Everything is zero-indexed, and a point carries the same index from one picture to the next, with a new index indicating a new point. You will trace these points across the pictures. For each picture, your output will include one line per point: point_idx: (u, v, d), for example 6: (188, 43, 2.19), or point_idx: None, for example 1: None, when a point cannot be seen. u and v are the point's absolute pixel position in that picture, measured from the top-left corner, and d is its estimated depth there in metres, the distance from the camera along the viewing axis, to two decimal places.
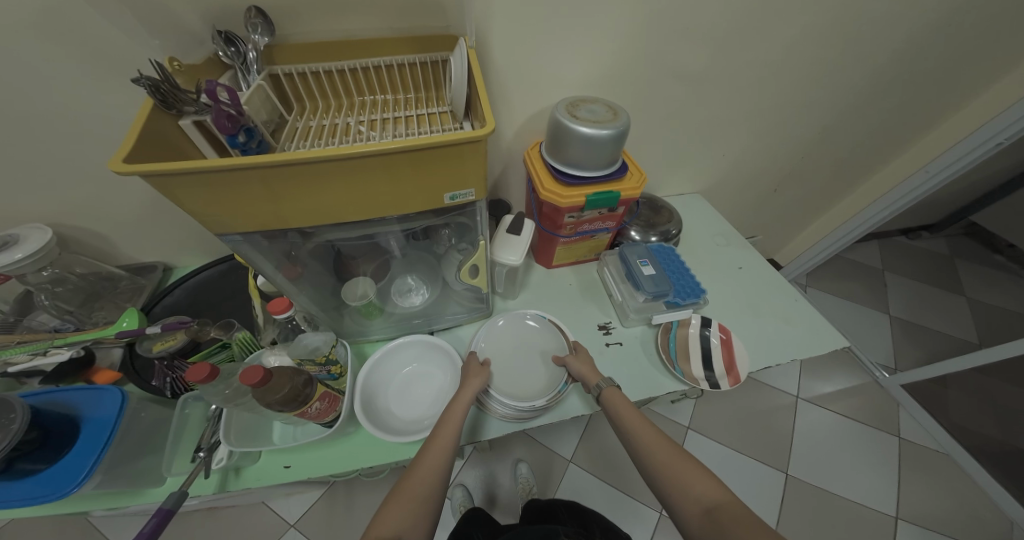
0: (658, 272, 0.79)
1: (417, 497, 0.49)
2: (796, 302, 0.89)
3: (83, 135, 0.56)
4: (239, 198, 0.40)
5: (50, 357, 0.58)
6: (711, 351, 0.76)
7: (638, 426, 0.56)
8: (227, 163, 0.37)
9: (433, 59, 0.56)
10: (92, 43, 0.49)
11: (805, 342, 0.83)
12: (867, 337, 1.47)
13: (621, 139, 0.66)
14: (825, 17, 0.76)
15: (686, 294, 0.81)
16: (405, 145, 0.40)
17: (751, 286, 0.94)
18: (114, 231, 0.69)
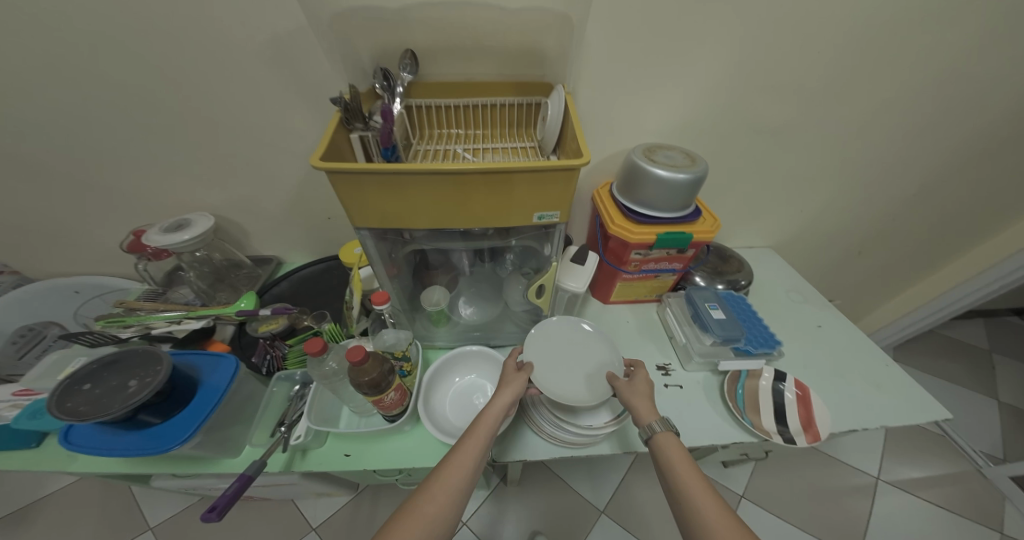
0: (728, 317, 0.79)
1: (431, 519, 0.48)
2: (886, 368, 0.84)
3: (248, 145, 0.71)
4: (381, 199, 0.50)
5: (184, 324, 0.70)
6: (785, 407, 0.74)
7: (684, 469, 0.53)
8: (384, 168, 0.46)
9: (530, 101, 0.64)
10: (276, 73, 0.64)
11: (897, 411, 0.77)
12: (967, 421, 1.28)
13: (697, 184, 0.70)
14: (919, 80, 0.77)
15: (760, 343, 0.79)
16: (519, 166, 0.47)
17: (831, 346, 0.89)
18: (245, 224, 0.83)
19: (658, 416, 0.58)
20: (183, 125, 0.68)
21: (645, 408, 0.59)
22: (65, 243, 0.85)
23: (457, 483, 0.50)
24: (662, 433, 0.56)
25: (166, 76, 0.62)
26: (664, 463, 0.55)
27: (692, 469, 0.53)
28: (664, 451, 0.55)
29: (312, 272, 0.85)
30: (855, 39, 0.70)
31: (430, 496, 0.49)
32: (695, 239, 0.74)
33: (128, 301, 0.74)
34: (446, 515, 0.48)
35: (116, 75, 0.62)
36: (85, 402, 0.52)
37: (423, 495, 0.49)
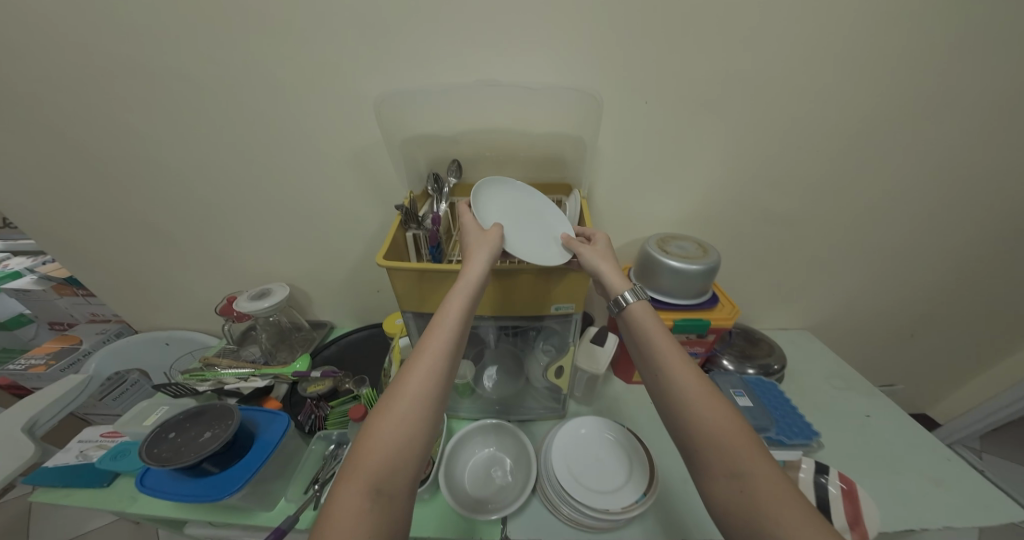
0: (756, 404, 0.80)
1: (392, 441, 0.46)
2: (947, 463, 0.77)
3: (318, 231, 0.86)
4: (429, 291, 0.59)
5: (249, 383, 0.81)
6: (829, 503, 0.67)
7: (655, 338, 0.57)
8: (438, 268, 0.56)
9: (552, 199, 0.75)
10: (350, 176, 0.78)
11: (964, 513, 0.69)
12: None
13: (710, 273, 0.75)
14: (936, 170, 0.80)
15: (794, 434, 0.77)
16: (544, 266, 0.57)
17: (877, 437, 0.83)
18: (306, 293, 0.97)
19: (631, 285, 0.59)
20: (271, 216, 0.85)
21: (615, 276, 0.59)
22: (165, 301, 1.02)
23: (413, 401, 0.49)
24: (637, 302, 0.59)
25: (271, 177, 0.79)
26: (638, 331, 0.58)
27: (665, 334, 0.57)
28: (642, 323, 0.58)
29: (357, 338, 0.97)
30: (863, 139, 0.76)
31: (385, 420, 0.47)
32: (713, 325, 0.77)
33: (210, 357, 0.88)
34: (415, 430, 0.47)
35: (236, 176, 0.79)
36: (168, 449, 0.62)
37: (378, 423, 0.47)
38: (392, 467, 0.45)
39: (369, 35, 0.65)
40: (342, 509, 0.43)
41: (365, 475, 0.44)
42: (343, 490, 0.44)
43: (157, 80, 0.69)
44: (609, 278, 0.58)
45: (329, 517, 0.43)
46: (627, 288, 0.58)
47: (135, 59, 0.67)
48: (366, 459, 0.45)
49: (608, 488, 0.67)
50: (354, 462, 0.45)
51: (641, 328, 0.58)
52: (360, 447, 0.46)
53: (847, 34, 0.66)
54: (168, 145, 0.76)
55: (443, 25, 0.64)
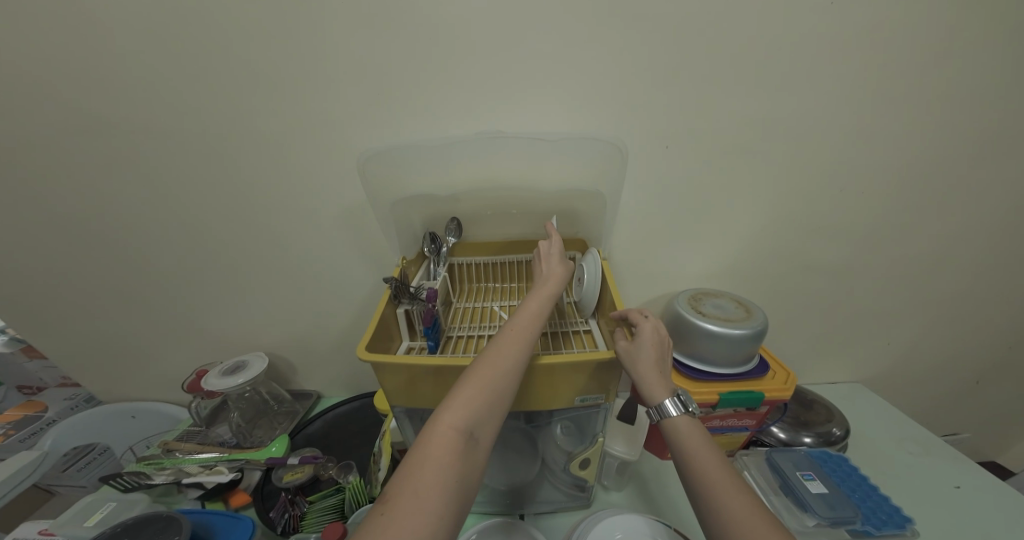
0: (831, 491, 0.67)
1: (488, 391, 0.45)
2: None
3: (307, 294, 0.77)
4: (422, 385, 0.49)
5: (211, 476, 0.69)
6: None
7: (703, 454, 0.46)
8: (431, 363, 0.47)
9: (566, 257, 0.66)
10: (345, 232, 0.70)
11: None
12: None
13: (759, 336, 0.65)
14: (995, 209, 0.72)
15: (881, 523, 0.64)
16: (564, 362, 0.48)
17: (974, 514, 0.72)
18: (294, 363, 0.87)
19: (674, 394, 0.50)
20: (253, 281, 0.76)
21: (657, 383, 0.49)
22: (137, 372, 0.92)
23: (514, 364, 0.47)
24: (681, 416, 0.49)
25: (255, 238, 0.72)
26: (679, 448, 0.48)
27: (711, 446, 0.47)
28: (682, 436, 0.48)
29: (345, 410, 0.85)
30: (910, 181, 0.69)
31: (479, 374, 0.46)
32: (767, 398, 0.67)
33: (171, 441, 0.76)
34: (508, 391, 0.46)
35: (217, 238, 0.72)
36: None
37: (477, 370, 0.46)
38: (482, 418, 0.44)
39: (364, 87, 0.59)
40: (432, 447, 0.42)
41: (458, 417, 0.43)
42: (434, 427, 0.43)
43: (131, 139, 0.63)
44: (650, 385, 0.49)
45: (416, 451, 0.42)
46: (669, 396, 0.49)
47: (105, 118, 0.61)
48: (459, 402, 0.44)
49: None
50: (448, 402, 0.44)
51: (682, 444, 0.48)
52: (457, 390, 0.45)
53: (890, 74, 0.59)
54: (142, 207, 0.69)
55: (444, 75, 0.58)
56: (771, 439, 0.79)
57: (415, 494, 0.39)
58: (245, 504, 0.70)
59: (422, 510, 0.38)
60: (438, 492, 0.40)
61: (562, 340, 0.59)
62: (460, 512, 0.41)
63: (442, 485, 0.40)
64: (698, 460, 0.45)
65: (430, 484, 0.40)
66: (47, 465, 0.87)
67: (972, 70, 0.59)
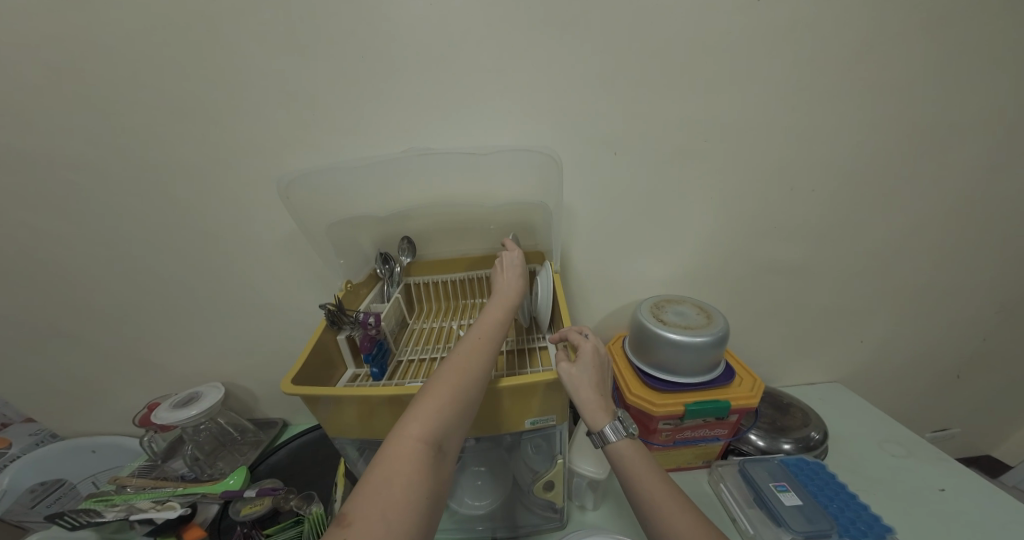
0: (806, 502, 0.66)
1: (454, 399, 0.43)
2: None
3: (265, 317, 0.76)
4: (368, 417, 0.48)
5: (160, 512, 0.65)
6: None
7: (644, 479, 0.47)
8: (363, 392, 0.45)
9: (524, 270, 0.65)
10: (300, 254, 0.69)
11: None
12: None
13: (720, 342, 0.64)
14: (951, 201, 0.72)
15: (860, 534, 0.63)
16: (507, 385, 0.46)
17: (964, 520, 0.70)
18: (258, 389, 0.85)
19: (613, 419, 0.51)
20: (207, 308, 0.74)
21: (597, 409, 0.50)
22: (95, 409, 0.89)
23: (480, 371, 0.45)
24: (621, 440, 0.50)
25: (203, 265, 0.69)
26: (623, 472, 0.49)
27: (653, 466, 0.48)
28: (624, 461, 0.49)
29: (314, 437, 0.83)
30: (862, 180, 0.69)
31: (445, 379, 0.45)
32: (735, 406, 0.65)
33: (123, 477, 0.73)
34: (476, 397, 0.44)
35: (163, 268, 0.70)
36: None
37: (443, 377, 0.45)
38: (450, 427, 0.42)
39: (300, 107, 0.58)
40: (396, 459, 0.39)
41: (423, 428, 0.41)
42: (398, 440, 0.41)
43: (58, 172, 0.60)
44: (590, 411, 0.50)
45: (378, 467, 0.39)
46: (609, 421, 0.50)
47: (28, 151, 0.59)
48: (424, 412, 0.42)
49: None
50: (413, 412, 0.42)
51: (626, 469, 0.49)
52: (423, 397, 0.43)
53: (826, 76, 0.60)
54: (78, 241, 0.66)
55: (383, 93, 0.58)
56: (749, 448, 0.78)
57: (378, 512, 0.36)
58: None
59: (386, 529, 0.36)
60: (403, 507, 0.37)
61: (517, 359, 0.57)
62: (427, 528, 0.38)
63: (408, 501, 0.38)
64: (643, 484, 0.47)
65: (396, 497, 0.37)
66: (9, 500, 0.85)
67: (903, 67, 0.60)
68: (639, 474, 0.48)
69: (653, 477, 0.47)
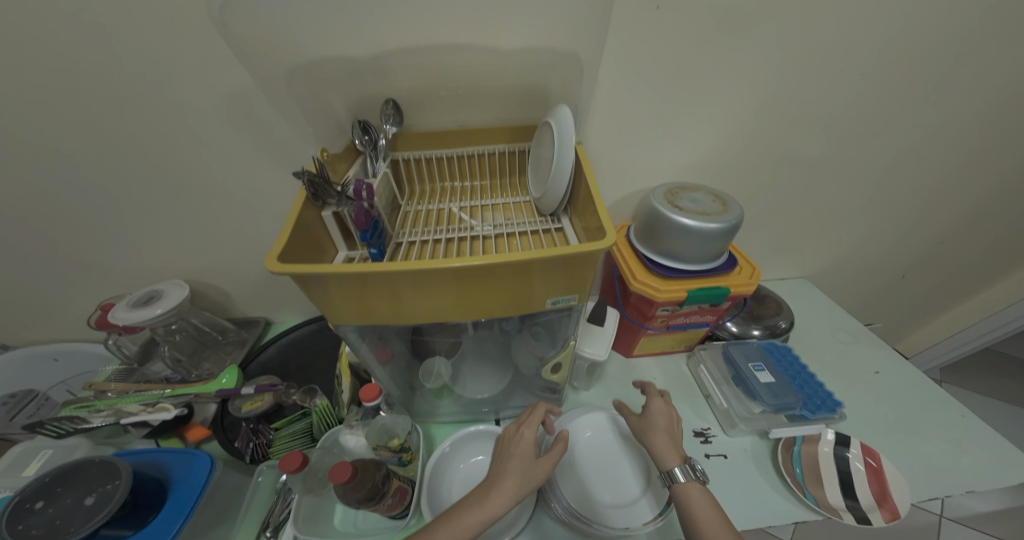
0: (777, 379, 0.69)
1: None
2: (965, 421, 0.70)
3: (232, 208, 0.66)
4: (377, 294, 0.42)
5: (155, 414, 0.62)
6: (853, 478, 0.62)
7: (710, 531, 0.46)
8: (366, 269, 0.38)
9: (516, 149, 0.57)
10: (251, 130, 0.57)
11: (990, 478, 0.63)
12: None
13: (732, 232, 0.60)
14: (987, 98, 0.68)
15: (815, 407, 0.67)
16: (525, 257, 0.39)
17: (897, 396, 0.75)
18: (233, 288, 0.77)
19: (686, 460, 0.52)
20: (152, 193, 0.62)
21: (667, 451, 0.53)
22: (39, 317, 0.80)
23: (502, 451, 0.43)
24: (690, 483, 0.50)
25: (129, 144, 0.57)
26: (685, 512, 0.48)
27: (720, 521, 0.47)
28: (689, 506, 0.48)
29: (301, 335, 0.79)
30: (912, 61, 0.62)
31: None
32: (732, 294, 0.64)
33: (99, 383, 0.68)
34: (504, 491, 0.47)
35: (75, 148, 0.56)
36: (38, 525, 0.46)
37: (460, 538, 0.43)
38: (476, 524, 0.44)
39: None
40: None
41: None
42: None
43: None
44: (663, 452, 0.53)
45: None
46: (678, 464, 0.51)
47: None
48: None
49: (619, 504, 0.57)
50: None
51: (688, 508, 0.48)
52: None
53: None
54: None
55: None
56: (724, 333, 0.80)
57: None
58: (204, 438, 0.66)
59: None
60: None
61: (531, 234, 0.50)
62: None
63: None
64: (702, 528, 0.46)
65: None
66: None
67: None
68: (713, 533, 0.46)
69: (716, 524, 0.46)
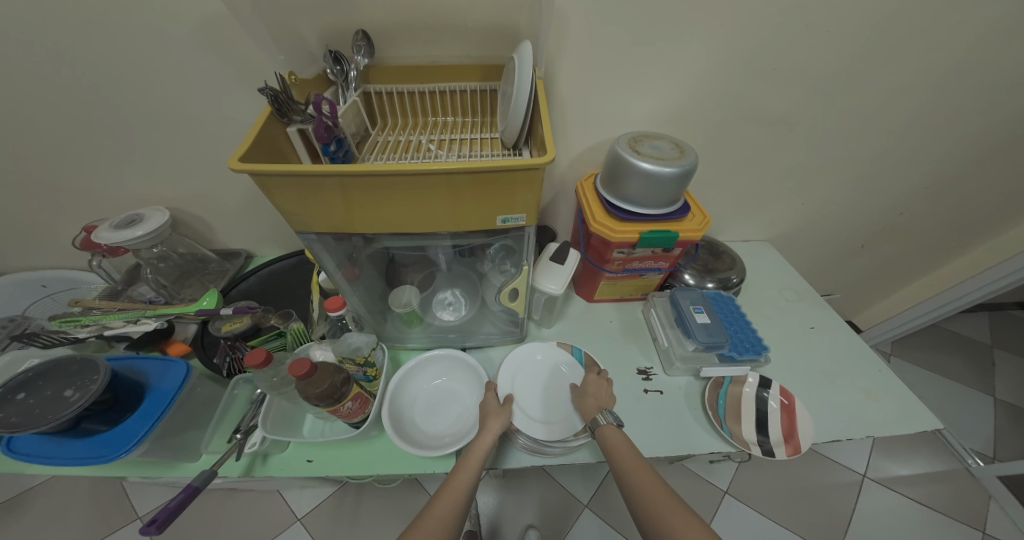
0: (714, 321, 0.74)
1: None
2: (878, 373, 0.77)
3: (210, 136, 0.68)
4: (343, 201, 0.46)
5: (138, 326, 0.66)
6: (767, 416, 0.69)
7: (638, 476, 0.54)
8: (328, 171, 0.42)
9: (488, 88, 0.60)
10: (225, 56, 0.59)
11: (887, 421, 0.70)
12: (957, 414, 1.30)
13: (686, 179, 0.64)
14: (940, 65, 0.71)
15: (744, 349, 0.73)
16: (472, 168, 0.43)
17: (827, 351, 0.81)
18: (214, 218, 0.80)
19: (602, 409, 0.61)
20: (131, 116, 0.64)
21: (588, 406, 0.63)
22: (24, 239, 0.82)
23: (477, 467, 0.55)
24: (607, 427, 0.59)
25: (104, 62, 0.58)
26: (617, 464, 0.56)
27: (639, 461, 0.55)
28: (616, 454, 0.56)
29: (282, 267, 0.83)
30: (869, 21, 0.65)
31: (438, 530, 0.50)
32: (680, 239, 0.69)
33: (86, 300, 0.71)
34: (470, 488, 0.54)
35: (50, 64, 0.57)
36: (17, 413, 0.49)
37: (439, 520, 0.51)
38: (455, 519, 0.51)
39: None
40: None
41: None
42: None
43: None
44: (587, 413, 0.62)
45: None
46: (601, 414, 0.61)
47: None
48: None
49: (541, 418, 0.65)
50: None
51: (612, 453, 0.57)
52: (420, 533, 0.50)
53: None
54: None
55: None
56: (679, 285, 0.85)
57: None
58: (184, 355, 0.71)
59: None
60: None
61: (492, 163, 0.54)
62: None
63: None
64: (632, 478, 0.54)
65: None
66: None
67: None
68: (626, 462, 0.55)
69: (639, 468, 0.54)
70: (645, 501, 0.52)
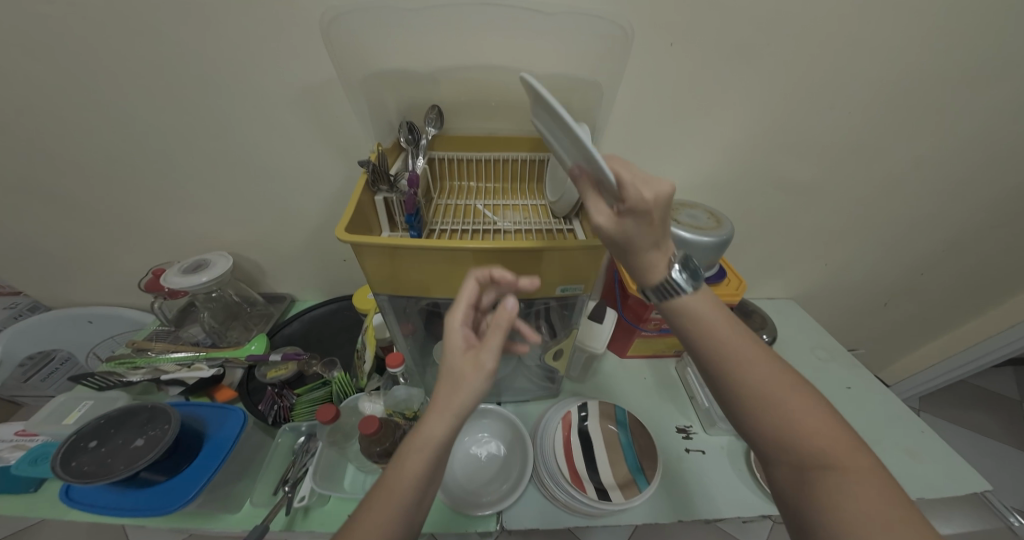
0: None
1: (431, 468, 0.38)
2: (922, 435, 0.76)
3: (277, 190, 0.73)
4: (422, 267, 0.49)
5: (192, 371, 0.69)
6: None
7: (747, 369, 0.40)
8: (419, 244, 0.45)
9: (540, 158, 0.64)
10: (306, 123, 0.65)
11: (935, 485, 0.69)
12: (996, 477, 1.25)
13: (723, 246, 0.68)
14: (954, 140, 0.77)
15: None
16: (546, 246, 0.46)
17: (865, 410, 0.81)
18: (267, 263, 0.85)
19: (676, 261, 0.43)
20: (212, 172, 0.70)
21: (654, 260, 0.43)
22: (88, 278, 0.87)
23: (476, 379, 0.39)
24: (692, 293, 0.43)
25: (200, 128, 0.65)
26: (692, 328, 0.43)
27: (738, 333, 0.42)
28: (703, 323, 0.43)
29: (322, 313, 0.86)
30: (889, 103, 0.71)
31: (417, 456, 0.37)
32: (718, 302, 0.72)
33: (140, 341, 0.75)
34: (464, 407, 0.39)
35: (152, 128, 0.64)
36: (89, 462, 0.51)
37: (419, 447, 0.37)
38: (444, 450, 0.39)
39: None
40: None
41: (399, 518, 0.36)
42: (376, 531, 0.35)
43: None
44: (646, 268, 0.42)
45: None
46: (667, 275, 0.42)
47: None
48: (388, 507, 0.36)
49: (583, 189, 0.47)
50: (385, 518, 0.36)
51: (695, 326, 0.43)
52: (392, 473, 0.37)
53: None
54: (48, 80, 0.58)
55: None
56: None
57: None
58: (231, 399, 0.72)
59: None
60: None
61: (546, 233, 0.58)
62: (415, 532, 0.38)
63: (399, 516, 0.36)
64: (730, 352, 0.41)
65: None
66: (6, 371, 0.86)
67: None
68: (716, 333, 0.42)
69: (744, 347, 0.41)
70: (745, 389, 0.40)
